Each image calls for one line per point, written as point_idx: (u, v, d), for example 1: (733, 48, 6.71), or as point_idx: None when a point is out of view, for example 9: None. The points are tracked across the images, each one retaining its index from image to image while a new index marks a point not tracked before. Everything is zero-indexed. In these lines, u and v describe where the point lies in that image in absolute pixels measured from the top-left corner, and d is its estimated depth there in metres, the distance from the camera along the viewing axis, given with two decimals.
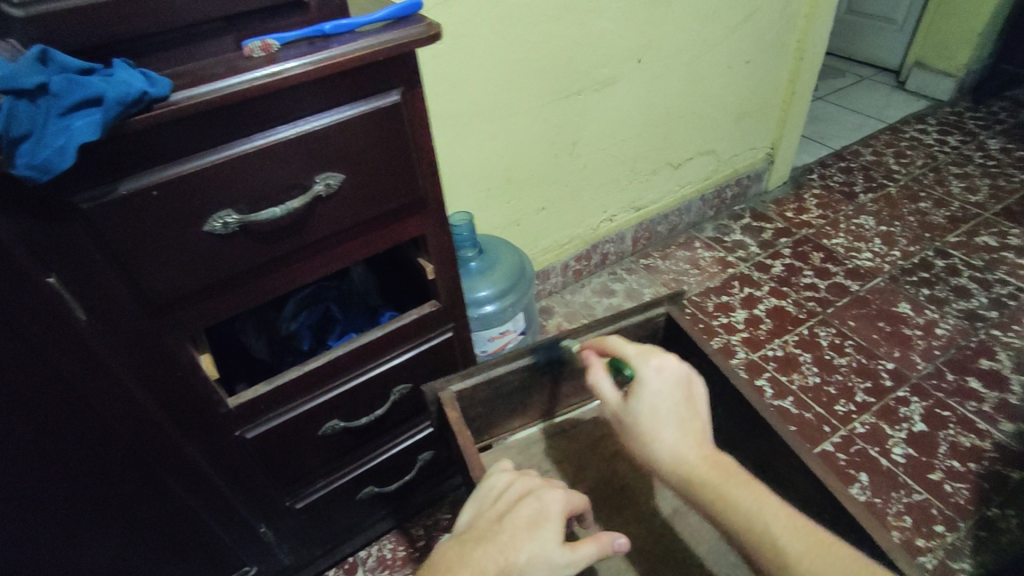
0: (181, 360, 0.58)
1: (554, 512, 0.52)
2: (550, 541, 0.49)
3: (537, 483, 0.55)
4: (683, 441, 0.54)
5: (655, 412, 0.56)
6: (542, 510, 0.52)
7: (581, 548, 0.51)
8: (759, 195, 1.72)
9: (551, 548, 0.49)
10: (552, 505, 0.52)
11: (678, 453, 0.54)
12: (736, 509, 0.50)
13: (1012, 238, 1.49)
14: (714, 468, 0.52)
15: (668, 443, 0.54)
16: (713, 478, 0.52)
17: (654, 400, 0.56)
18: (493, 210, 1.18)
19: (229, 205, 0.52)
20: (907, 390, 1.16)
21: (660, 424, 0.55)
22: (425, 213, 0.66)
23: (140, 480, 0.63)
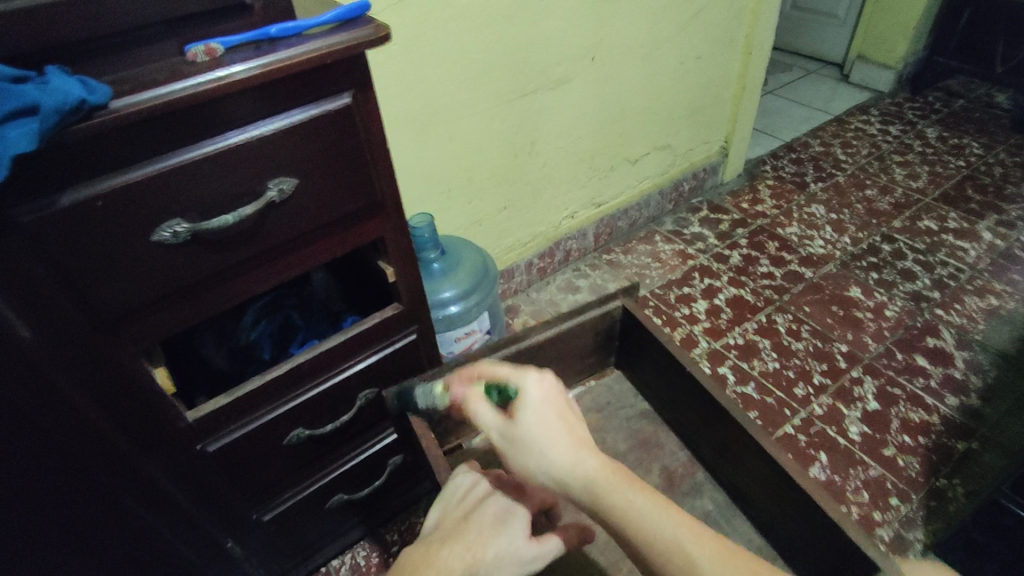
0: (134, 375, 0.56)
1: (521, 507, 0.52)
2: (516, 535, 0.49)
3: (505, 483, 0.55)
4: (575, 448, 0.50)
5: (538, 426, 0.52)
6: (509, 507, 0.52)
7: (546, 541, 0.51)
8: (716, 187, 1.77)
9: (518, 542, 0.49)
10: (518, 502, 0.53)
11: (567, 459, 0.50)
12: (645, 525, 0.46)
13: (950, 221, 1.56)
14: (608, 474, 0.48)
15: (555, 450, 0.50)
16: (608, 482, 0.47)
17: (538, 411, 0.53)
18: (455, 211, 1.18)
19: (179, 214, 0.51)
20: (860, 370, 1.21)
21: (550, 434, 0.51)
22: (383, 215, 0.66)
23: (97, 503, 0.61)
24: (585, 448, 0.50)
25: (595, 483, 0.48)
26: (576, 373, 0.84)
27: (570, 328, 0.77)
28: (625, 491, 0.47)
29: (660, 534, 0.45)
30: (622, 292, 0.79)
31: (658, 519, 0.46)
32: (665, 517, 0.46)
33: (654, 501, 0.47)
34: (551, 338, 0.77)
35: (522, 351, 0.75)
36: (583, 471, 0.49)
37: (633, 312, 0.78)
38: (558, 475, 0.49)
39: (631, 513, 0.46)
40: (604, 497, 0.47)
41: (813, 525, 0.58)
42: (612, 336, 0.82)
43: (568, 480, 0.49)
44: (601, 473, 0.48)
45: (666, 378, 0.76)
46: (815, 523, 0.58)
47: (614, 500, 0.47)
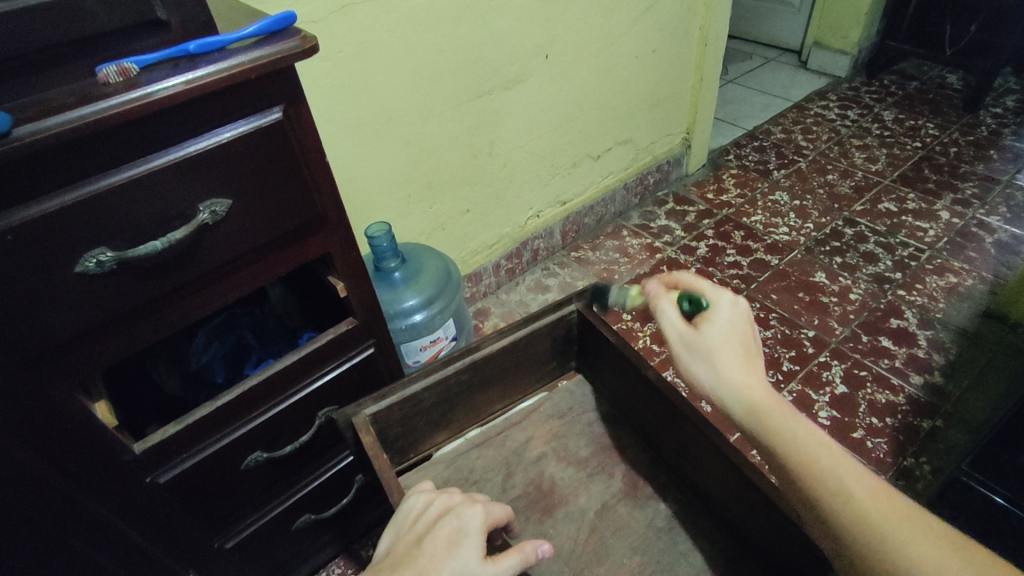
0: (70, 411, 0.54)
1: (478, 527, 0.51)
2: (471, 557, 0.49)
3: (460, 502, 0.54)
4: (751, 371, 0.53)
5: (722, 339, 0.56)
6: (463, 527, 0.51)
7: (504, 560, 0.50)
8: (680, 179, 1.77)
9: (472, 564, 0.48)
10: (473, 523, 0.52)
11: (736, 366, 0.54)
12: (804, 450, 0.48)
13: (909, 202, 1.59)
14: (776, 401, 0.51)
15: (731, 359, 0.54)
16: (776, 408, 0.51)
17: (725, 328, 0.57)
18: (416, 217, 1.17)
19: (102, 242, 0.49)
20: (827, 355, 1.22)
21: (728, 354, 0.55)
22: (328, 230, 0.64)
23: (40, 547, 0.58)
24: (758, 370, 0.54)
25: (759, 398, 0.51)
26: (536, 378, 0.84)
27: (525, 335, 0.77)
28: (789, 419, 0.50)
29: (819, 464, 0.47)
30: (578, 297, 0.80)
31: (819, 448, 0.48)
32: (826, 451, 0.48)
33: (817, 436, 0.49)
34: (506, 347, 0.76)
35: (477, 362, 0.75)
36: (749, 385, 0.52)
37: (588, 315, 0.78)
38: (728, 382, 0.53)
39: (792, 438, 0.49)
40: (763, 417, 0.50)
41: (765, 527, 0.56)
42: (571, 339, 0.82)
43: (732, 389, 0.53)
44: (766, 390, 0.52)
45: (625, 379, 0.76)
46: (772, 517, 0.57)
47: (778, 420, 0.50)
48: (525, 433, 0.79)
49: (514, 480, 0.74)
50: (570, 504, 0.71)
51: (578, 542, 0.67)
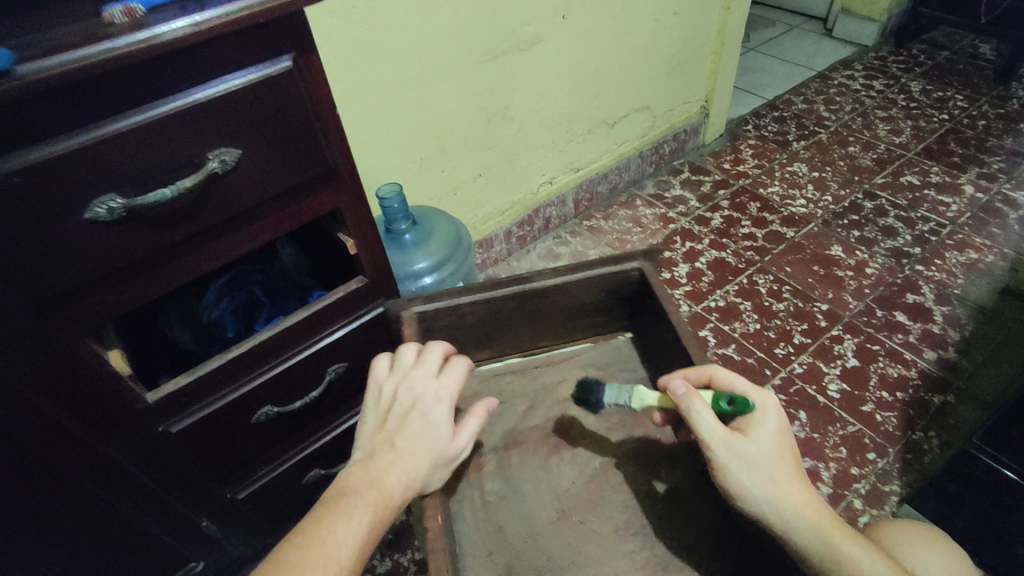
0: (84, 357, 0.54)
1: (445, 410, 0.56)
2: (447, 442, 0.55)
3: (428, 386, 0.57)
4: (805, 488, 0.53)
5: (775, 450, 0.53)
6: (432, 414, 0.55)
7: (466, 429, 0.57)
8: (697, 149, 1.74)
9: (448, 446, 0.55)
10: (444, 414, 0.56)
11: (794, 482, 0.52)
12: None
13: (933, 175, 1.55)
14: (840, 527, 0.51)
15: (784, 472, 0.53)
16: (842, 535, 0.51)
17: (774, 435, 0.54)
18: (428, 180, 1.15)
19: (112, 189, 0.49)
20: (840, 329, 1.21)
21: (782, 465, 0.53)
22: (338, 185, 0.63)
23: (57, 488, 0.60)
24: (810, 487, 0.53)
25: (820, 524, 0.51)
26: (582, 329, 0.82)
27: (577, 281, 0.75)
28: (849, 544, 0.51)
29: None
30: (642, 254, 0.75)
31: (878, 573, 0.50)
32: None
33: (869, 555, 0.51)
34: (558, 287, 0.75)
35: (526, 293, 0.74)
36: (807, 509, 0.51)
37: (649, 277, 0.73)
38: (789, 506, 0.51)
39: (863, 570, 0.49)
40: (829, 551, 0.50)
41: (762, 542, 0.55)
42: (624, 299, 0.79)
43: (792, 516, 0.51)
44: (824, 513, 0.52)
45: (654, 334, 0.76)
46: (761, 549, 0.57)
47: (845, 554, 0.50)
48: (539, 384, 0.79)
49: (534, 413, 0.76)
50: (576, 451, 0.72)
51: (574, 484, 0.68)
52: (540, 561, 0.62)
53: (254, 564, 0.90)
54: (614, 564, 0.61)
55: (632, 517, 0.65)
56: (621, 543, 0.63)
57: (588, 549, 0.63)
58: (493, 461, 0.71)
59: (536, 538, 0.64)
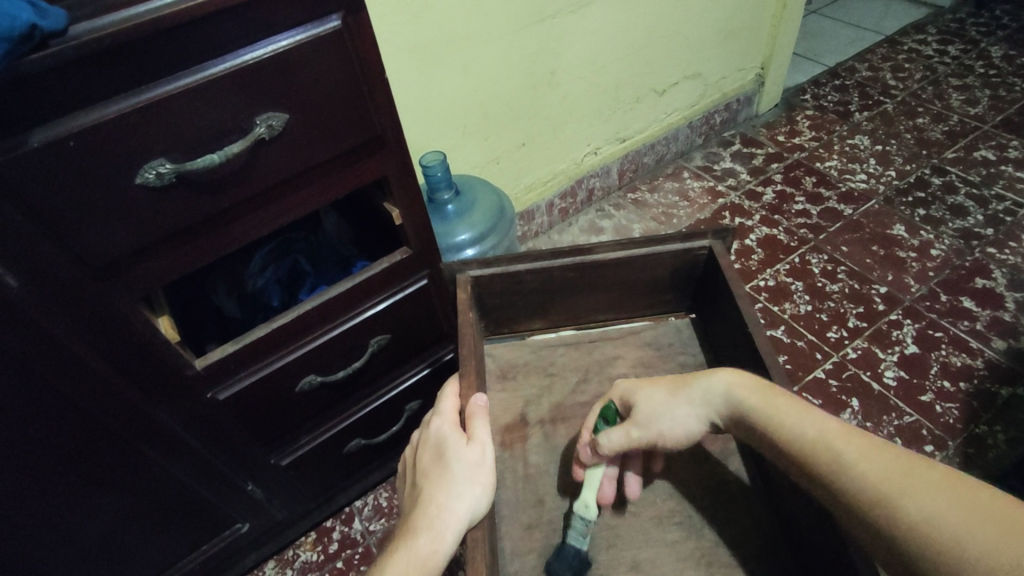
0: (134, 324, 0.55)
1: (449, 430, 0.56)
2: (456, 456, 0.54)
3: (431, 422, 0.58)
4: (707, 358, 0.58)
5: (664, 396, 0.56)
6: (439, 442, 0.56)
7: (474, 432, 0.55)
8: (750, 119, 1.65)
9: (461, 457, 0.54)
10: (448, 433, 0.56)
11: (728, 385, 0.54)
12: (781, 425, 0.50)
13: (1011, 150, 1.43)
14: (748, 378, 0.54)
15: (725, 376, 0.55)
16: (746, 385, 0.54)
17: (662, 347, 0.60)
18: (470, 149, 1.12)
19: (161, 154, 0.48)
20: (899, 313, 1.14)
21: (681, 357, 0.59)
22: (385, 153, 0.61)
23: (112, 449, 0.61)
24: (800, 405, 0.51)
25: (819, 436, 0.48)
26: (643, 305, 0.77)
27: (640, 255, 0.70)
28: (873, 460, 0.44)
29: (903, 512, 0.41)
30: (713, 232, 0.70)
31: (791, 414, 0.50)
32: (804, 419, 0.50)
33: (890, 468, 0.44)
34: (620, 261, 0.70)
35: (585, 265, 0.70)
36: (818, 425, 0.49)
37: (719, 256, 0.68)
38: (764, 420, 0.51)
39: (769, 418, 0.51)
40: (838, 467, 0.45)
41: (811, 559, 0.53)
42: (689, 278, 0.73)
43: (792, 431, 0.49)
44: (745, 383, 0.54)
45: (720, 311, 0.70)
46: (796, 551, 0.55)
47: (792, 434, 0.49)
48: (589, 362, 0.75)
49: (585, 387, 0.71)
50: None
51: None
52: None
53: (296, 528, 0.91)
54: (657, 553, 0.58)
55: (677, 507, 0.61)
56: (662, 526, 0.60)
57: (627, 532, 0.60)
58: (538, 434, 0.68)
59: None
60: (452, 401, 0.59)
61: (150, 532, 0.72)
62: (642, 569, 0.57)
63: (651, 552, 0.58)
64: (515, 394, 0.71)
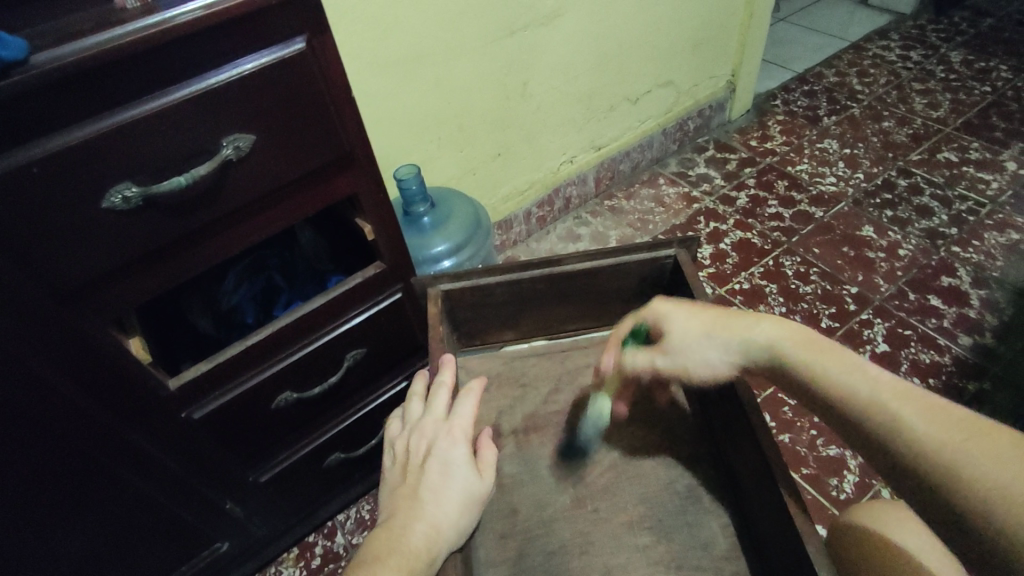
0: (105, 347, 0.55)
1: (463, 450, 0.54)
2: (468, 482, 0.52)
3: (449, 431, 0.54)
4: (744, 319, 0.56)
5: (693, 337, 0.57)
6: (449, 458, 0.53)
7: (485, 466, 0.54)
8: (722, 125, 1.68)
9: (471, 486, 0.52)
10: (464, 453, 0.53)
11: (774, 340, 0.54)
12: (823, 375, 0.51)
13: (972, 151, 1.48)
14: (797, 336, 0.53)
15: (770, 328, 0.54)
16: (797, 345, 0.53)
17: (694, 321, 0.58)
18: (445, 162, 1.13)
19: (128, 177, 0.48)
20: (870, 313, 1.17)
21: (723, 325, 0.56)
22: (353, 169, 0.62)
23: (86, 473, 0.61)
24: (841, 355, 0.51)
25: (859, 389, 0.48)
26: (614, 314, 0.78)
27: (610, 266, 0.71)
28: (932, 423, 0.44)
29: (996, 489, 0.40)
30: (679, 240, 0.71)
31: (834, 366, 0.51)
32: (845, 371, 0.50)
33: (927, 417, 0.45)
34: (589, 272, 0.71)
35: (556, 276, 0.71)
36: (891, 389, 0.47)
37: (685, 265, 0.70)
38: (835, 388, 0.50)
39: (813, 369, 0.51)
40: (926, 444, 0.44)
41: (774, 557, 0.54)
42: (658, 286, 0.75)
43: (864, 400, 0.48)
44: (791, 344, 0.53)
45: None
46: (763, 553, 0.57)
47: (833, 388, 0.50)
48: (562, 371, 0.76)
49: (558, 395, 0.72)
50: (599, 436, 0.68)
51: (592, 470, 0.65)
52: (552, 546, 0.60)
53: (277, 545, 0.91)
54: (630, 558, 0.59)
55: (648, 510, 0.62)
56: (633, 530, 0.61)
57: (599, 538, 0.60)
58: (511, 444, 0.69)
59: (548, 525, 0.62)
60: (470, 416, 0.56)
61: (127, 555, 0.72)
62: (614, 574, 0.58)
63: (625, 558, 0.59)
64: (488, 405, 0.72)
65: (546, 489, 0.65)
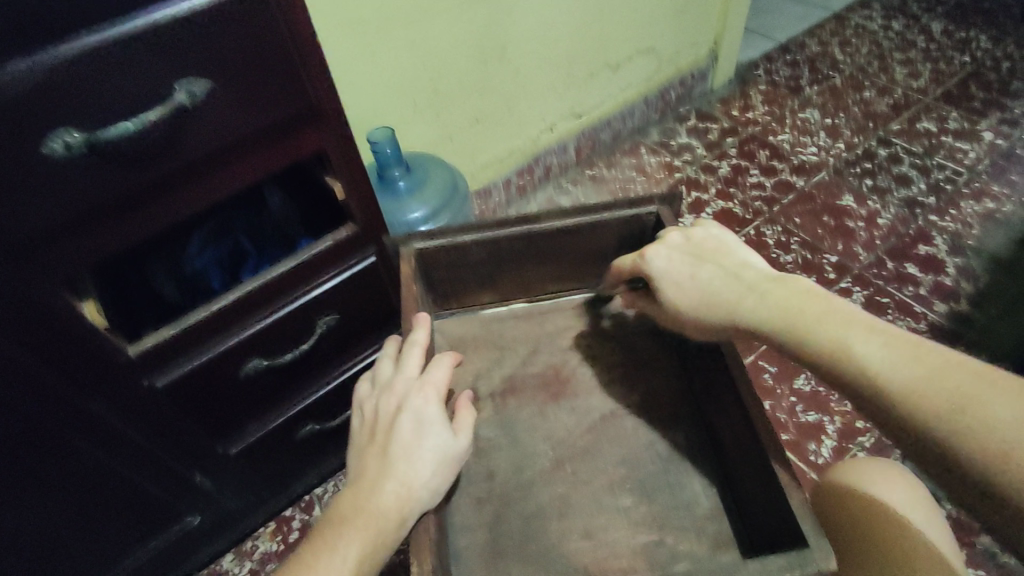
0: (56, 311, 0.51)
1: (435, 408, 0.52)
2: (442, 440, 0.50)
3: (419, 389, 0.52)
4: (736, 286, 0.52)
5: (686, 285, 0.55)
6: (422, 415, 0.51)
7: (462, 424, 0.52)
8: (704, 94, 1.66)
9: (446, 444, 0.50)
10: (435, 410, 0.51)
11: (765, 304, 0.49)
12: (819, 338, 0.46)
13: (951, 121, 1.48)
14: (793, 295, 0.49)
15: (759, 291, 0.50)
16: (793, 307, 0.48)
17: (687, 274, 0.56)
18: (421, 126, 1.10)
19: (69, 122, 0.44)
20: (849, 281, 1.17)
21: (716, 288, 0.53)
22: (322, 124, 0.58)
23: (42, 444, 0.58)
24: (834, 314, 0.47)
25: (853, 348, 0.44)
26: (594, 276, 0.76)
27: (589, 224, 0.69)
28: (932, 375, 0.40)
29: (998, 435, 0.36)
30: (660, 198, 0.70)
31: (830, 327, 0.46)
32: (840, 330, 0.45)
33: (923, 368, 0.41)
34: (569, 230, 0.70)
35: (534, 235, 0.69)
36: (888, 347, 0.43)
37: (666, 222, 0.68)
38: (829, 349, 0.45)
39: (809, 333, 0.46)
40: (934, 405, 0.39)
41: (756, 517, 0.54)
42: (638, 247, 0.73)
43: (857, 360, 0.43)
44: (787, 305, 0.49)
45: None
46: (745, 513, 0.56)
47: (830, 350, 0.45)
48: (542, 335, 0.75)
49: (536, 359, 0.71)
50: (579, 399, 0.67)
51: (572, 434, 0.64)
52: (531, 510, 0.59)
53: (251, 519, 0.88)
54: (610, 520, 0.58)
55: (628, 472, 0.61)
56: (613, 493, 0.60)
57: (579, 501, 0.59)
58: (489, 408, 0.67)
59: (527, 489, 0.60)
60: (445, 375, 0.54)
61: (91, 529, 0.69)
62: (595, 537, 0.57)
63: (605, 520, 0.58)
64: (466, 368, 0.70)
65: (525, 453, 0.63)
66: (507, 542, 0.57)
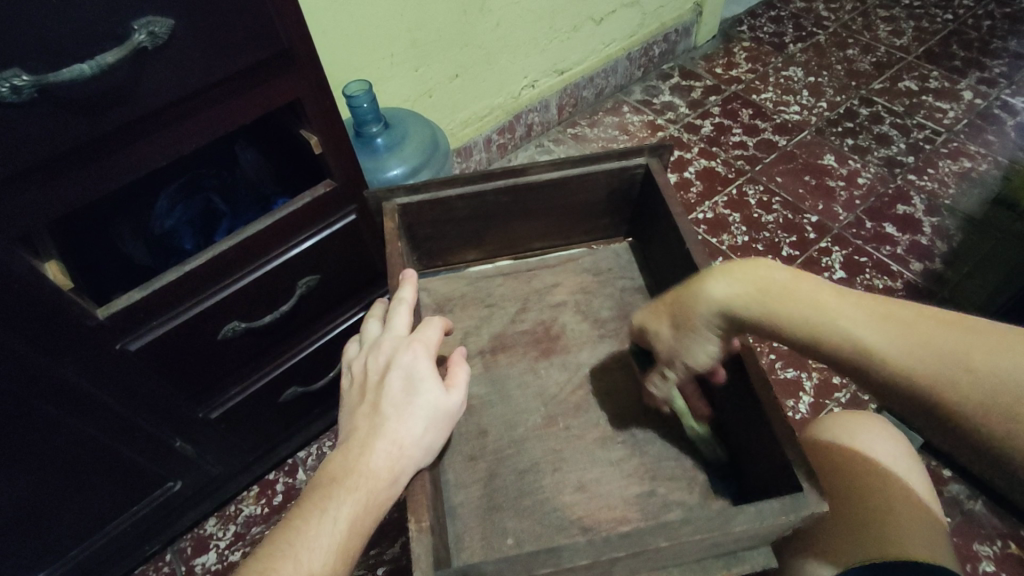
0: (11, 270, 0.48)
1: (427, 364, 0.50)
2: (434, 397, 0.49)
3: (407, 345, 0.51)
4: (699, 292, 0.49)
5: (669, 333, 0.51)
6: (413, 372, 0.49)
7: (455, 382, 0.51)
8: (687, 51, 1.63)
9: (439, 401, 0.49)
10: (426, 365, 0.50)
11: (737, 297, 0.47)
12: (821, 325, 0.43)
13: (931, 80, 1.48)
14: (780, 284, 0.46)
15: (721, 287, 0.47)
16: (785, 294, 0.45)
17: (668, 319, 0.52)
18: (399, 80, 1.05)
19: (15, 61, 0.40)
20: (829, 241, 1.18)
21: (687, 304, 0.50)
22: (294, 67, 0.55)
23: (9, 412, 0.55)
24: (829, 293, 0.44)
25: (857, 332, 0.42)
26: (581, 231, 0.75)
27: (577, 176, 0.68)
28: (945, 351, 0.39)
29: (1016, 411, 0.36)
30: (650, 150, 0.68)
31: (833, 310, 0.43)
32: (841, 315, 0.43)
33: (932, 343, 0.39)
34: (556, 182, 0.68)
35: (521, 187, 0.67)
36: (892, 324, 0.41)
37: (656, 174, 0.67)
38: (833, 332, 0.43)
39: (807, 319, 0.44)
40: (966, 381, 0.37)
41: (750, 467, 0.55)
42: (627, 199, 0.72)
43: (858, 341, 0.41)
44: (775, 297, 0.45)
45: (659, 232, 0.69)
46: (740, 464, 0.57)
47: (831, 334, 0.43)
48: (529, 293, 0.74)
49: (526, 316, 0.70)
50: (568, 355, 0.67)
51: (563, 390, 0.64)
52: (523, 466, 0.59)
53: (235, 483, 0.87)
54: (602, 474, 0.58)
55: (619, 427, 0.61)
56: (605, 447, 0.60)
57: (571, 455, 0.59)
58: (478, 365, 0.66)
59: (518, 444, 0.60)
60: (436, 335, 0.53)
61: (67, 497, 0.67)
62: (587, 490, 0.57)
63: (597, 474, 0.58)
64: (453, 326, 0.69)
65: (515, 410, 0.63)
66: (500, 498, 0.57)
